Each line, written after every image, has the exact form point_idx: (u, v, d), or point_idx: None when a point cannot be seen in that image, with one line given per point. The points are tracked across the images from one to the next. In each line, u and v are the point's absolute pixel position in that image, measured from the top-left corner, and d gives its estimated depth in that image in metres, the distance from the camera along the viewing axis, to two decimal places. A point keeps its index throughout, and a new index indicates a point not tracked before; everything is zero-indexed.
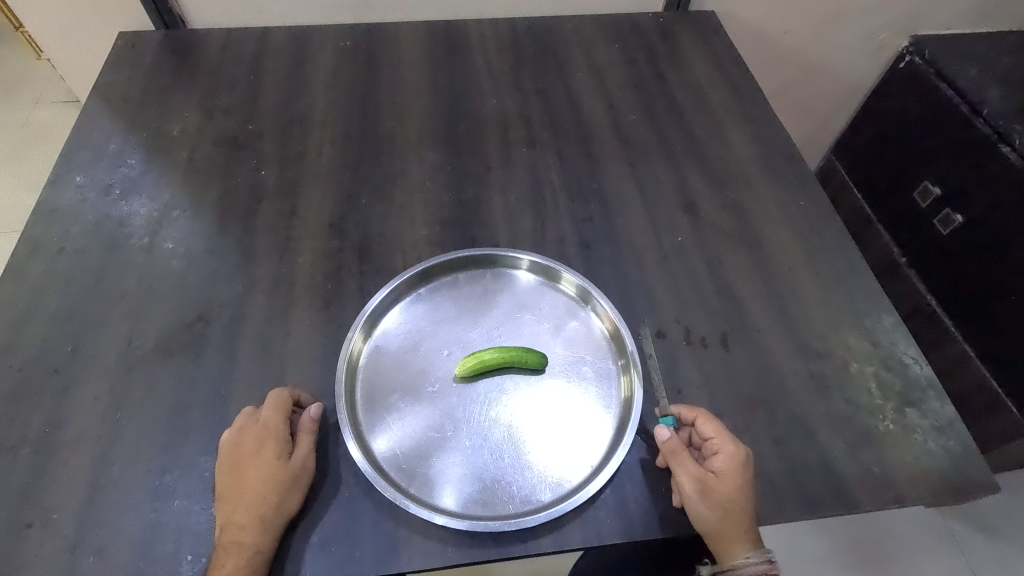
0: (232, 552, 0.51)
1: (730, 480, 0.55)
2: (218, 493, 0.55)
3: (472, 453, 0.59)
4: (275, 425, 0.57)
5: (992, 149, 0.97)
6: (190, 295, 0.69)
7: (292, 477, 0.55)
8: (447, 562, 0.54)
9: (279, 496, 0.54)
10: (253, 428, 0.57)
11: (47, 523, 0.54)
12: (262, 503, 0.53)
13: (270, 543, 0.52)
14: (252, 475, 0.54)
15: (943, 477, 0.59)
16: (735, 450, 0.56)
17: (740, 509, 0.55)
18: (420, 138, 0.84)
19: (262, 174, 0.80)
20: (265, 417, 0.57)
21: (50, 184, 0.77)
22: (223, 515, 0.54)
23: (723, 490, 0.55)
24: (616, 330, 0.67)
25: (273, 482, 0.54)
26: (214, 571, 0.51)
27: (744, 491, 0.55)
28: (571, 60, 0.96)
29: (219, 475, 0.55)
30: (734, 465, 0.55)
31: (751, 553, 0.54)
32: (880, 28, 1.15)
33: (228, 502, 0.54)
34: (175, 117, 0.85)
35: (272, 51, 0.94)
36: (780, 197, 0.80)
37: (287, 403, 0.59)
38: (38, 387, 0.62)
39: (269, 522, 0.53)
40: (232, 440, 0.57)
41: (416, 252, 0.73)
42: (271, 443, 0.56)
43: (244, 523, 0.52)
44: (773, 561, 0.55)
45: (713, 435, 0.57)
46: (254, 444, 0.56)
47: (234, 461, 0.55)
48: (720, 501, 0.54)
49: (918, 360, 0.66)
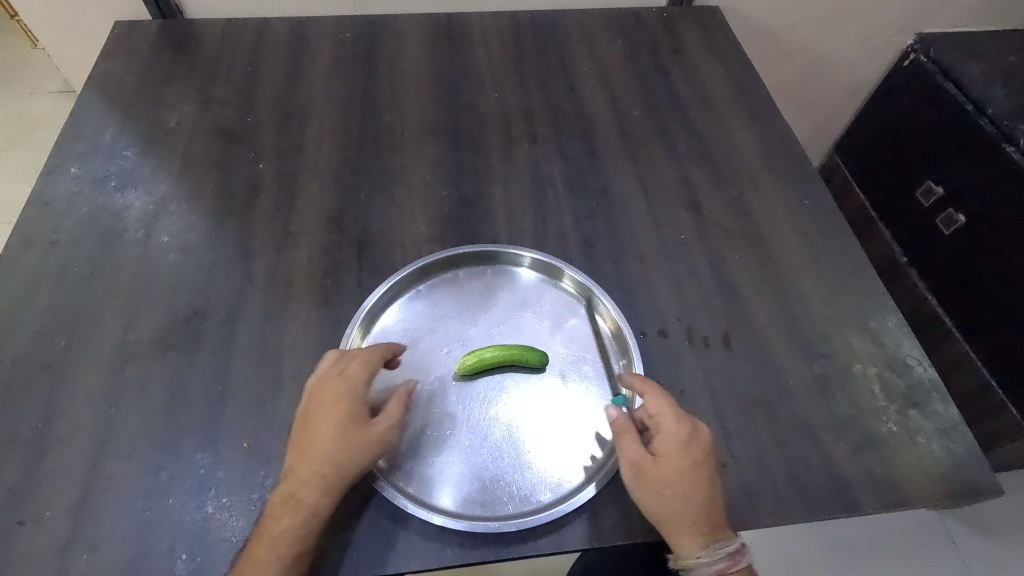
0: (289, 505, 0.51)
1: (682, 462, 0.53)
2: (292, 440, 0.55)
3: (471, 452, 0.58)
4: (354, 385, 0.56)
5: (995, 148, 0.97)
6: (186, 288, 0.68)
7: (365, 445, 0.53)
8: (447, 563, 0.53)
9: (347, 462, 0.53)
10: (335, 380, 0.56)
11: (39, 520, 0.53)
12: (326, 463, 0.52)
13: (326, 507, 0.52)
14: (323, 432, 0.54)
15: (946, 480, 0.58)
16: (682, 429, 0.54)
17: (696, 491, 0.52)
18: (420, 132, 0.83)
19: (260, 167, 0.79)
20: (349, 374, 0.56)
21: (44, 175, 0.76)
22: (290, 462, 0.54)
23: (673, 473, 0.52)
24: (618, 329, 0.66)
25: (344, 443, 0.53)
26: (269, 520, 0.51)
27: (698, 471, 0.53)
28: (573, 54, 0.95)
29: (297, 422, 0.56)
30: (682, 442, 0.54)
31: (715, 540, 0.52)
32: (885, 26, 1.14)
33: (296, 451, 0.54)
34: (171, 109, 0.84)
35: (271, 42, 0.93)
36: (784, 196, 0.79)
37: (374, 364, 0.58)
38: (30, 382, 0.61)
39: (330, 484, 0.52)
40: (315, 388, 0.57)
41: (415, 247, 0.72)
42: (347, 404, 0.55)
43: (305, 479, 0.52)
44: (731, 553, 0.51)
45: (657, 413, 0.55)
46: (332, 398, 0.55)
47: (311, 411, 0.55)
48: (672, 485, 0.52)
49: (922, 361, 0.66)
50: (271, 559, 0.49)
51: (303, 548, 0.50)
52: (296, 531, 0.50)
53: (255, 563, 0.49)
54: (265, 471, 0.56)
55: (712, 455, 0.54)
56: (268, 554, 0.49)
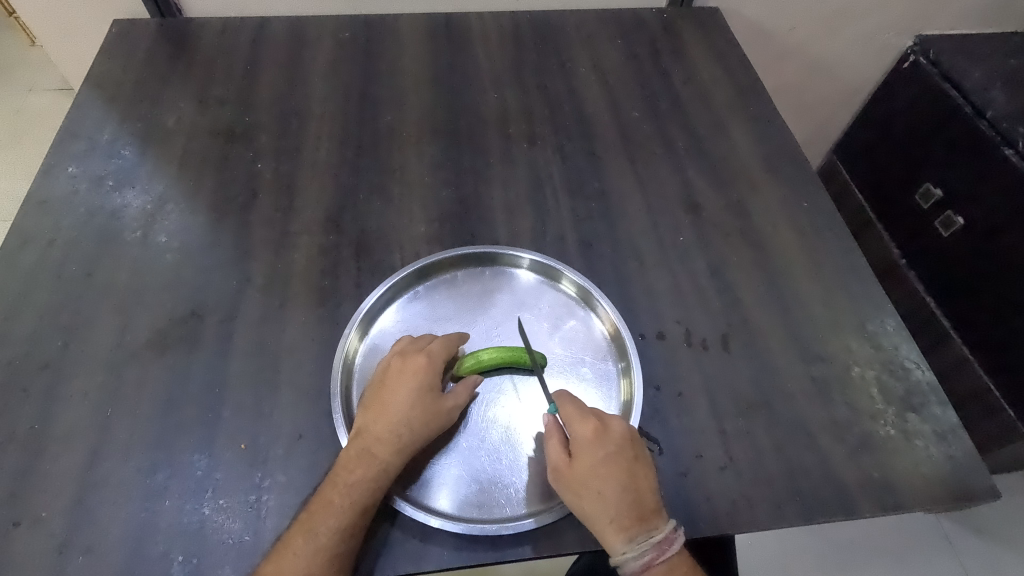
0: (364, 459, 0.54)
1: (594, 458, 0.53)
2: (366, 402, 0.58)
3: (469, 455, 0.58)
4: (436, 361, 0.59)
5: (994, 151, 0.97)
6: (184, 289, 0.68)
7: (442, 416, 0.57)
8: (444, 565, 0.53)
9: (423, 428, 0.56)
10: (417, 353, 0.59)
11: (35, 522, 0.53)
12: (403, 426, 0.55)
13: (397, 467, 0.54)
14: (400, 397, 0.56)
15: (943, 484, 0.58)
16: (591, 424, 0.55)
17: (612, 484, 0.52)
18: (419, 132, 0.83)
19: (259, 166, 0.78)
20: (431, 350, 0.59)
21: (41, 174, 0.76)
22: (364, 421, 0.56)
23: (588, 470, 0.53)
24: (616, 332, 0.66)
25: (421, 411, 0.56)
26: (341, 470, 0.53)
27: (612, 463, 0.53)
28: (573, 55, 0.95)
29: (373, 386, 0.58)
30: (592, 438, 0.54)
31: (640, 531, 0.51)
32: (885, 28, 1.14)
33: (372, 412, 0.56)
34: (169, 108, 0.84)
35: (271, 41, 0.93)
36: (784, 199, 0.79)
37: (452, 346, 0.61)
38: (27, 382, 0.61)
39: (403, 447, 0.55)
40: (396, 357, 0.59)
41: (414, 248, 0.72)
42: (427, 375, 0.58)
43: (382, 437, 0.54)
44: (657, 545, 0.51)
45: (567, 414, 0.56)
46: (413, 367, 0.58)
47: (391, 376, 0.58)
48: (588, 482, 0.53)
49: (921, 365, 0.66)
50: (344, 506, 0.52)
51: (373, 500, 0.52)
52: (366, 485, 0.52)
53: (328, 507, 0.52)
54: (263, 472, 0.56)
55: (630, 446, 0.55)
56: (341, 498, 0.52)
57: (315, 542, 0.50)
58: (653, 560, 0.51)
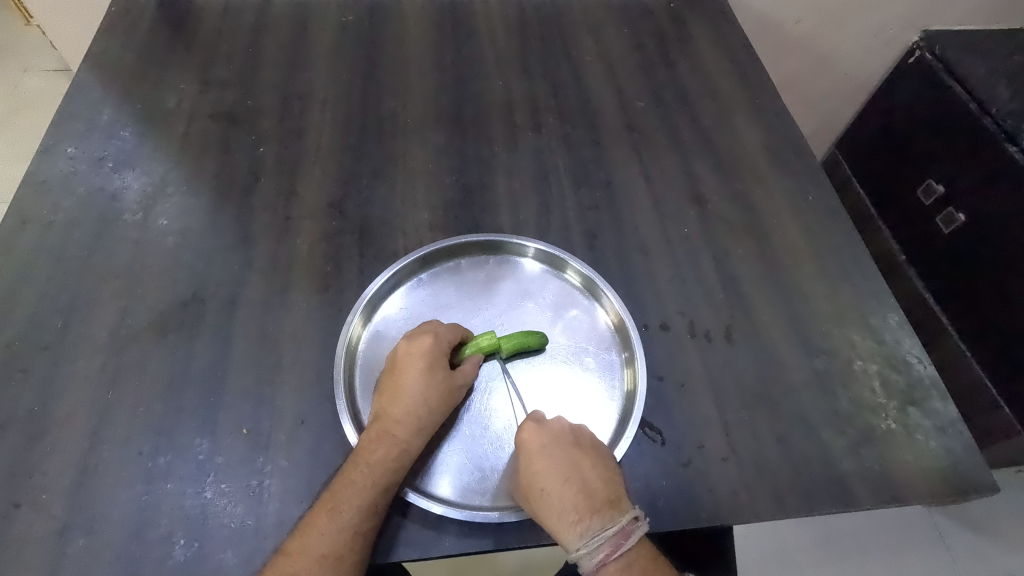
0: (384, 441, 0.54)
1: (535, 458, 0.54)
2: (380, 386, 0.58)
3: (472, 443, 0.59)
4: (445, 343, 0.59)
5: (999, 149, 0.96)
6: (186, 272, 0.67)
7: (454, 395, 0.58)
8: (446, 551, 0.53)
9: (438, 408, 0.56)
10: (422, 333, 0.59)
11: (35, 502, 0.53)
12: (418, 405, 0.55)
13: (418, 447, 0.55)
14: (411, 378, 0.57)
15: (943, 477, 0.59)
16: (530, 425, 0.55)
17: (559, 486, 0.53)
18: (422, 118, 0.82)
19: (261, 150, 0.77)
20: (437, 331, 0.59)
21: (40, 155, 0.75)
22: (380, 405, 0.57)
23: (536, 476, 0.53)
24: (621, 323, 0.66)
25: (437, 392, 0.57)
26: (360, 453, 0.53)
27: (559, 466, 0.53)
28: (579, 43, 0.94)
29: (384, 371, 0.59)
30: (535, 444, 0.55)
31: (595, 524, 0.52)
32: (892, 21, 1.13)
33: (385, 396, 0.57)
34: (170, 89, 0.83)
35: (273, 23, 0.92)
36: (789, 192, 0.79)
37: (459, 331, 0.61)
38: (26, 364, 0.60)
39: (422, 427, 0.55)
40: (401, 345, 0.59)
41: (417, 235, 0.71)
42: (438, 356, 0.58)
43: (400, 418, 0.55)
44: (608, 540, 0.51)
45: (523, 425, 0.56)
46: (420, 351, 0.58)
47: (399, 360, 0.58)
48: (533, 482, 0.53)
49: (922, 359, 0.66)
50: (367, 484, 0.52)
51: (395, 478, 0.53)
52: (389, 465, 0.53)
53: (350, 487, 0.52)
54: (265, 457, 0.56)
55: (575, 447, 0.55)
56: (363, 478, 0.52)
57: (339, 520, 0.50)
58: (608, 557, 0.51)
